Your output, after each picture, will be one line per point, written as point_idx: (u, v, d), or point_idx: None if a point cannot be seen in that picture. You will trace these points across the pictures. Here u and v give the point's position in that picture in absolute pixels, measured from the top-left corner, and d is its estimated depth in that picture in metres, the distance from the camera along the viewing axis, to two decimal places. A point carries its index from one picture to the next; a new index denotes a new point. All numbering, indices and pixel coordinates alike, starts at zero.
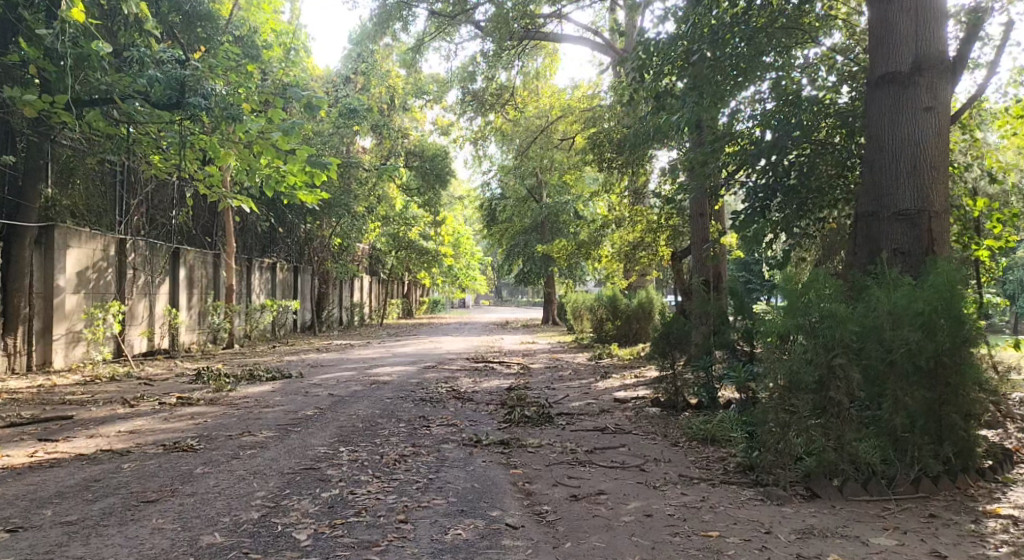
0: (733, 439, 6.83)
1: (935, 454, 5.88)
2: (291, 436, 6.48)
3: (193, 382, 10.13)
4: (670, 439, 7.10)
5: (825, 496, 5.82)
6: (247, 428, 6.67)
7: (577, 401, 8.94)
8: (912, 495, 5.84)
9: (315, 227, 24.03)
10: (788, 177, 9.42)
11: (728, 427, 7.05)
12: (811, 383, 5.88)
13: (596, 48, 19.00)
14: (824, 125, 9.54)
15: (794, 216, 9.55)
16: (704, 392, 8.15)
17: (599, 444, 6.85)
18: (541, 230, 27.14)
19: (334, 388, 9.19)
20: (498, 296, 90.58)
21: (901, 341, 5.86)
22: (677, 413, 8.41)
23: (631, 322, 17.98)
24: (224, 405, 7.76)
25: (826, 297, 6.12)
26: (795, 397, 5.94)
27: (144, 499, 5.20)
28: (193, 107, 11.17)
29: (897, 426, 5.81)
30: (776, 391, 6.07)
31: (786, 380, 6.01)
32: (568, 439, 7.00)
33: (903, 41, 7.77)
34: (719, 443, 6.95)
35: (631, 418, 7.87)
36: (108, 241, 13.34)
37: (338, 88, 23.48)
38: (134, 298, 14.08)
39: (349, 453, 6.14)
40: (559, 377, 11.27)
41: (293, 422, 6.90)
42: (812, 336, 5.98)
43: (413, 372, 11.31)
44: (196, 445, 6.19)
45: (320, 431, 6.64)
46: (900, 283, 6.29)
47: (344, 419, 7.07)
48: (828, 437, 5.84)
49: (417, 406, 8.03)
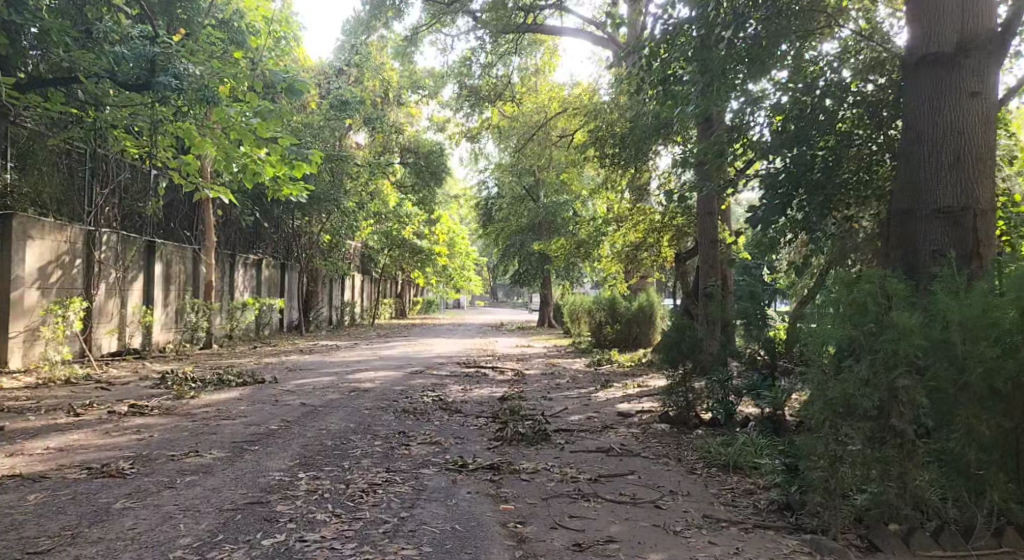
0: (762, 467, 6.02)
1: (1018, 496, 5.09)
2: (242, 459, 5.62)
3: (154, 387, 9.27)
4: (687, 465, 6.28)
5: (887, 550, 5.03)
6: (195, 447, 5.82)
7: (575, 414, 8.08)
8: (995, 549, 5.06)
9: (304, 223, 23.17)
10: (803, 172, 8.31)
11: (752, 452, 6.24)
12: (869, 409, 5.03)
13: (598, 42, 18.18)
14: (848, 116, 8.63)
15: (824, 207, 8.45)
16: (719, 406, 7.30)
17: (605, 471, 6.01)
18: (537, 229, 26.31)
19: (308, 397, 8.34)
20: (493, 298, 89.62)
21: (976, 359, 5.07)
22: (687, 430, 7.57)
23: (632, 326, 17.17)
24: (179, 416, 6.91)
25: (881, 305, 5.28)
26: (846, 426, 5.07)
27: (39, 548, 4.33)
28: (163, 89, 10.21)
29: (970, 460, 5.07)
30: (824, 416, 5.15)
31: (836, 404, 5.10)
32: (568, 464, 6.13)
33: (949, 17, 6.95)
34: (743, 470, 6.13)
35: (638, 437, 7.04)
36: (74, 233, 12.53)
37: (329, 81, 22.59)
38: (103, 294, 13.24)
39: (309, 482, 5.28)
40: (555, 385, 10.44)
41: (250, 439, 6.04)
42: (871, 350, 5.12)
43: (398, 378, 10.47)
44: (127, 470, 5.34)
45: (279, 451, 5.78)
46: (967, 286, 5.47)
47: (311, 436, 6.23)
48: (889, 478, 5.00)
49: (397, 419, 7.19)
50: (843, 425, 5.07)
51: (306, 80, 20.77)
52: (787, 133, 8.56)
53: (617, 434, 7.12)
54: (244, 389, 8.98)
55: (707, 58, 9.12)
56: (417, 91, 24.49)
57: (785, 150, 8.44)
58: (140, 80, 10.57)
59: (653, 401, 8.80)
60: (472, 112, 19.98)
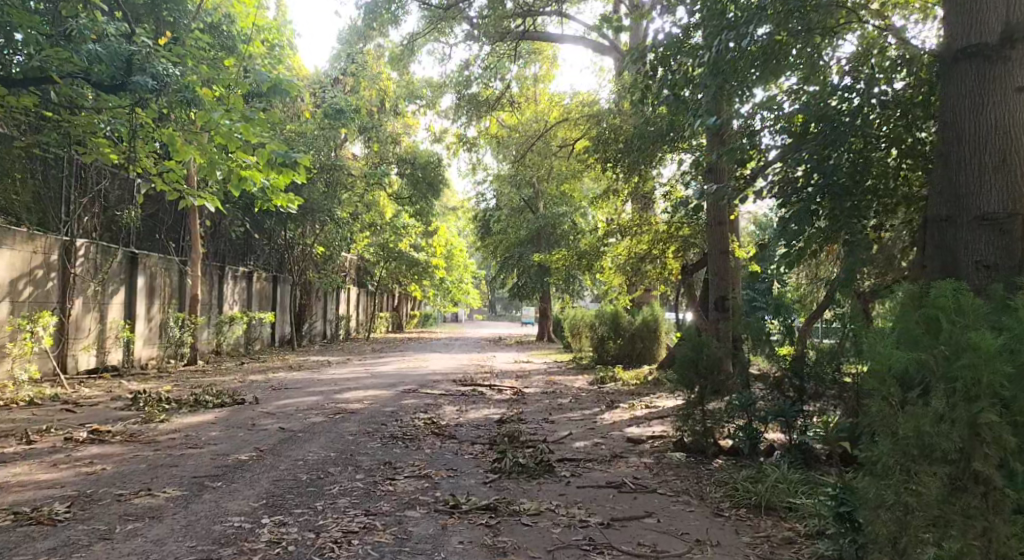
0: (799, 508, 5.40)
1: None
2: (199, 500, 4.96)
3: (125, 409, 8.63)
4: (713, 506, 5.59)
5: None
6: (147, 485, 5.17)
7: (581, 440, 7.41)
8: None
9: (296, 234, 22.53)
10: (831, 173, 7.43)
11: (785, 490, 5.61)
12: (948, 452, 4.25)
13: (599, 49, 17.61)
14: (877, 115, 7.80)
15: (854, 214, 7.63)
16: (744, 436, 6.63)
17: (622, 515, 5.31)
18: (537, 242, 25.67)
19: (290, 420, 7.69)
20: (490, 310, 89.00)
21: None
22: (707, 460, 6.90)
23: (635, 341, 16.53)
24: (141, 445, 6.26)
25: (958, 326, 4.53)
26: (919, 471, 4.33)
27: None
28: (139, 88, 9.71)
29: None
30: (891, 457, 4.42)
31: (910, 445, 4.36)
32: (577, 504, 5.45)
33: (992, 5, 6.27)
34: (776, 512, 5.49)
35: (653, 470, 6.34)
36: (48, 242, 11.93)
37: (325, 91, 22.01)
38: (79, 308, 12.59)
39: (272, 530, 4.63)
40: (557, 406, 9.78)
41: (213, 475, 5.38)
42: (945, 379, 4.37)
43: (388, 397, 9.80)
44: (59, 516, 4.68)
45: (243, 490, 5.12)
46: None
47: (284, 469, 5.58)
48: (969, 534, 4.22)
49: (383, 447, 6.54)
50: (914, 469, 4.33)
51: (299, 88, 20.17)
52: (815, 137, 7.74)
53: (630, 466, 6.43)
54: (221, 410, 8.33)
55: (718, 64, 8.49)
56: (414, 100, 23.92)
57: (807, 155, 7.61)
58: (115, 80, 10.01)
59: (663, 425, 8.16)
60: (469, 123, 19.40)
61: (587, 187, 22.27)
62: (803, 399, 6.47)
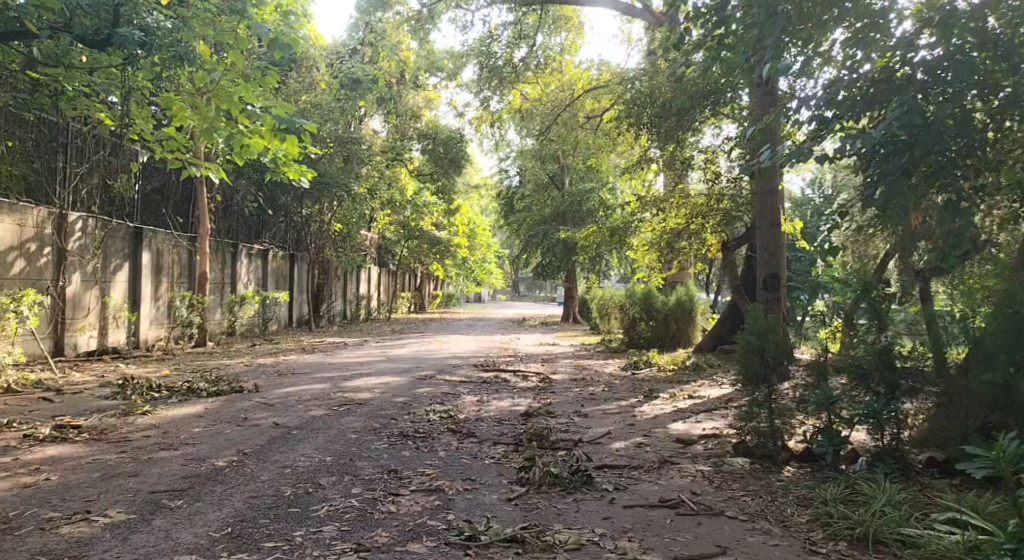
0: (927, 537, 4.69)
1: None
2: (147, 529, 4.34)
3: (111, 395, 7.87)
4: (800, 538, 4.82)
5: None
6: (87, 507, 4.55)
7: (613, 435, 6.61)
8: None
9: (314, 211, 21.63)
10: (929, 124, 6.23)
11: (898, 519, 4.88)
12: None
13: (631, 12, 16.45)
14: (976, 51, 6.53)
15: (948, 169, 6.48)
16: (826, 444, 5.81)
17: (690, 553, 4.50)
18: (563, 219, 24.59)
19: (289, 410, 6.91)
20: (515, 290, 87.43)
21: None
22: (777, 467, 6.05)
23: (670, 323, 15.48)
24: (108, 444, 5.56)
25: None
26: None
27: None
28: (125, 40, 8.82)
29: None
30: None
31: None
32: (633, 533, 4.65)
33: None
34: (888, 549, 4.76)
35: (715, 482, 5.53)
36: (40, 216, 11.12)
37: (342, 61, 21.02)
38: (78, 285, 11.80)
39: None
40: (589, 393, 8.95)
41: (174, 491, 4.76)
42: None
43: (402, 385, 8.87)
44: None
45: (206, 514, 4.48)
46: None
47: (262, 484, 4.89)
48: None
49: (387, 443, 5.80)
50: None
51: (315, 57, 19.22)
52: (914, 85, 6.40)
53: (686, 477, 5.60)
54: (215, 398, 7.55)
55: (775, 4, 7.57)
56: (435, 72, 22.74)
57: (903, 105, 6.20)
58: (100, 34, 9.12)
59: (712, 420, 7.23)
60: (492, 95, 18.34)
61: (616, 161, 21.07)
62: (898, 397, 5.81)
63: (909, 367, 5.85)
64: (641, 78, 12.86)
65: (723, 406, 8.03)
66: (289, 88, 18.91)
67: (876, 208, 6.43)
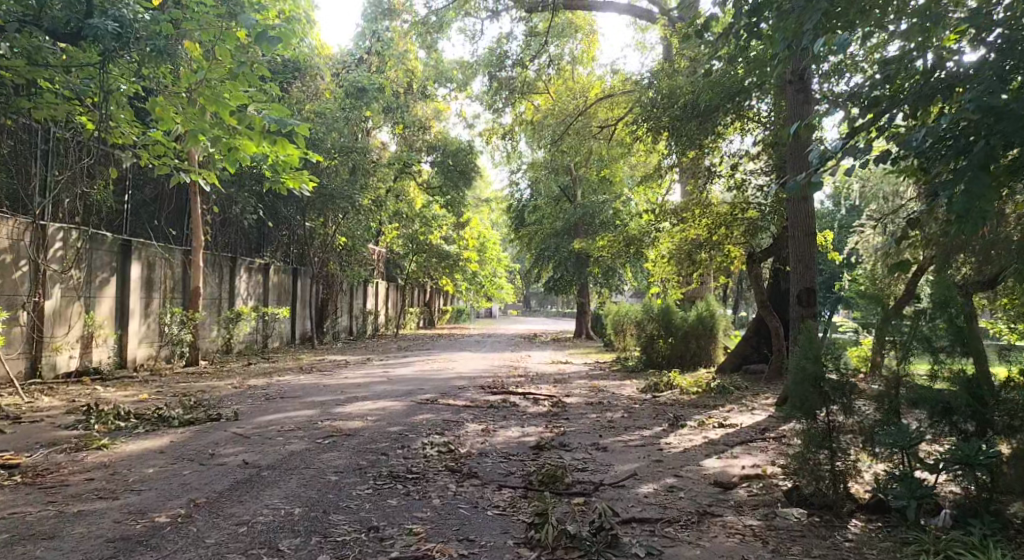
0: None
1: None
2: None
3: (74, 421, 7.09)
4: None
5: None
6: None
7: (635, 474, 5.82)
8: None
9: (319, 225, 20.85)
10: (1009, 109, 5.43)
11: None
12: None
13: (648, 16, 15.68)
14: None
15: None
16: (907, 495, 5.08)
17: None
18: (576, 233, 23.70)
19: (266, 441, 6.12)
20: (527, 305, 86.11)
21: None
22: (841, 520, 5.29)
23: (690, 340, 14.54)
24: (38, 492, 4.85)
25: None
26: None
27: None
28: (97, 32, 8.11)
29: None
30: None
31: None
32: None
33: None
34: None
35: (769, 544, 4.82)
36: (17, 226, 10.34)
37: (347, 71, 20.34)
38: (58, 300, 10.98)
39: None
40: (606, 420, 8.13)
41: None
42: None
43: (400, 411, 8.02)
44: None
45: None
46: None
47: (206, 553, 4.17)
48: None
49: (374, 490, 5.03)
50: None
51: (318, 66, 18.52)
52: (992, 67, 5.60)
53: (732, 537, 4.89)
54: (189, 427, 6.76)
55: None
56: (443, 83, 22.03)
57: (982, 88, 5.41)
58: (71, 27, 8.42)
59: (752, 457, 6.40)
60: (503, 107, 17.57)
61: (631, 172, 20.23)
62: (993, 439, 5.11)
63: (1005, 403, 5.13)
64: (660, 81, 12.07)
65: (760, 438, 7.17)
66: (291, 96, 18.19)
67: (950, 209, 5.56)
